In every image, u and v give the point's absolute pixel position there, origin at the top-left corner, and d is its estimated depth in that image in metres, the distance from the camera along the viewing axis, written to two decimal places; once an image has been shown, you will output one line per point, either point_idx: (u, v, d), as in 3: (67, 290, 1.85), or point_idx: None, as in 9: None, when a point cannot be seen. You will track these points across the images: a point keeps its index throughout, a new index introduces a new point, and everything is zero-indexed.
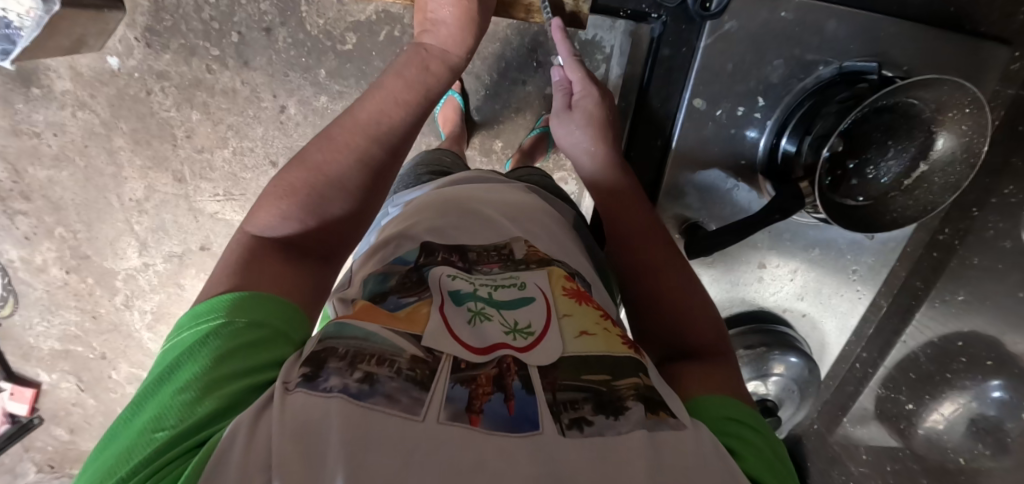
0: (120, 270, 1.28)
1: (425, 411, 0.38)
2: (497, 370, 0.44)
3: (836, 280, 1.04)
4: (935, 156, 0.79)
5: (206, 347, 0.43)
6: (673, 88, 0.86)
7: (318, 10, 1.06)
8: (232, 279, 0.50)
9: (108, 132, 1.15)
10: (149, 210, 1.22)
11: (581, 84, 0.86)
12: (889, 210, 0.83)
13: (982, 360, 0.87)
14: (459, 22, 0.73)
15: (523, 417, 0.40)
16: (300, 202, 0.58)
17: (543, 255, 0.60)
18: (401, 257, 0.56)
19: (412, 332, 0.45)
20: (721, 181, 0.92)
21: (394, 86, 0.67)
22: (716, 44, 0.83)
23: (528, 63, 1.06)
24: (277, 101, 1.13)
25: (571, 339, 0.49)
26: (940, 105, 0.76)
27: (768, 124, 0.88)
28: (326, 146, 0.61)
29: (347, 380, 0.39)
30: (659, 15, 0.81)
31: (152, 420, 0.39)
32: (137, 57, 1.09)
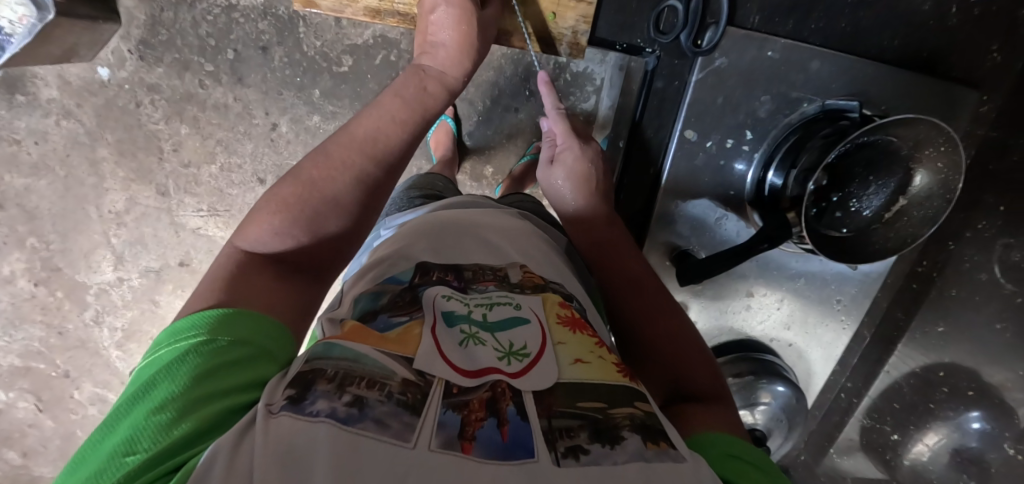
0: (92, 284, 1.24)
1: (416, 437, 0.38)
2: (490, 394, 0.44)
3: (822, 311, 1.08)
4: (914, 190, 0.82)
5: (186, 367, 0.42)
6: (665, 118, 0.93)
7: (316, 32, 1.07)
8: (220, 295, 0.49)
9: (93, 142, 1.13)
10: (128, 223, 1.19)
11: (564, 139, 0.87)
12: (873, 240, 0.85)
13: (964, 390, 0.88)
14: (459, 47, 0.74)
15: (516, 443, 0.40)
16: (294, 218, 0.58)
17: (538, 280, 0.60)
18: (395, 277, 0.55)
19: (403, 354, 0.45)
20: (708, 214, 0.96)
21: (390, 105, 0.68)
22: (710, 74, 0.89)
23: (521, 91, 1.08)
24: (268, 118, 1.13)
25: (566, 366, 0.49)
26: (917, 142, 0.79)
27: (756, 154, 0.92)
28: (322, 161, 0.61)
29: (334, 404, 0.38)
30: (653, 49, 0.89)
31: (124, 442, 0.38)
32: (129, 69, 1.08)
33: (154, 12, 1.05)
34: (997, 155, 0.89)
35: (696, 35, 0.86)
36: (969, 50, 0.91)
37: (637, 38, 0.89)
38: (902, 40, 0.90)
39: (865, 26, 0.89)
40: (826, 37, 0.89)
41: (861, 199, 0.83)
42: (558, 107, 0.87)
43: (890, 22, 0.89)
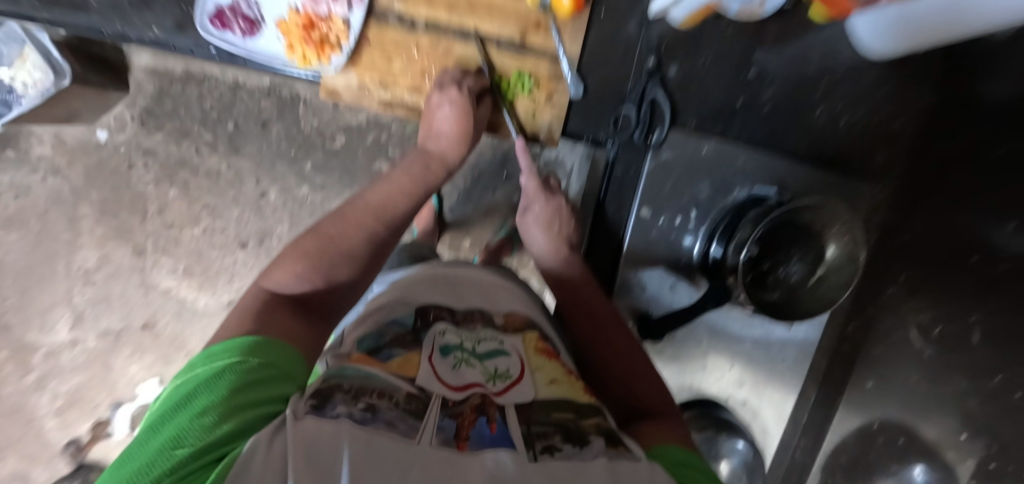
0: (43, 345, 1.19)
1: (419, 435, 0.41)
2: (479, 402, 0.48)
3: (771, 370, 1.00)
4: (828, 259, 0.77)
5: (224, 379, 0.44)
6: (625, 205, 0.86)
7: (314, 112, 1.17)
8: (243, 324, 0.53)
9: (76, 200, 1.15)
10: (96, 281, 1.18)
11: (534, 192, 0.86)
12: (800, 305, 0.78)
13: (897, 437, 0.98)
14: (459, 135, 0.75)
15: (502, 437, 0.44)
16: (312, 265, 0.63)
17: (521, 322, 0.65)
18: (397, 319, 0.59)
19: (407, 375, 0.50)
20: (661, 290, 0.88)
21: (402, 175, 0.75)
22: (660, 170, 0.83)
23: (499, 173, 1.19)
24: (258, 186, 1.18)
25: (542, 387, 0.53)
26: (822, 222, 0.74)
27: (701, 230, 0.85)
28: (338, 221, 0.68)
29: (352, 409, 0.42)
30: (613, 140, 0.83)
31: (170, 439, 0.40)
32: (128, 134, 1.14)
33: (163, 85, 1.13)
34: (890, 235, 0.99)
35: (648, 132, 0.82)
36: (878, 135, 0.94)
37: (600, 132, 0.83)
38: (807, 140, 0.89)
39: (781, 130, 0.87)
40: (755, 139, 0.87)
41: (787, 267, 0.79)
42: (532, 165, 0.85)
43: (801, 127, 0.88)
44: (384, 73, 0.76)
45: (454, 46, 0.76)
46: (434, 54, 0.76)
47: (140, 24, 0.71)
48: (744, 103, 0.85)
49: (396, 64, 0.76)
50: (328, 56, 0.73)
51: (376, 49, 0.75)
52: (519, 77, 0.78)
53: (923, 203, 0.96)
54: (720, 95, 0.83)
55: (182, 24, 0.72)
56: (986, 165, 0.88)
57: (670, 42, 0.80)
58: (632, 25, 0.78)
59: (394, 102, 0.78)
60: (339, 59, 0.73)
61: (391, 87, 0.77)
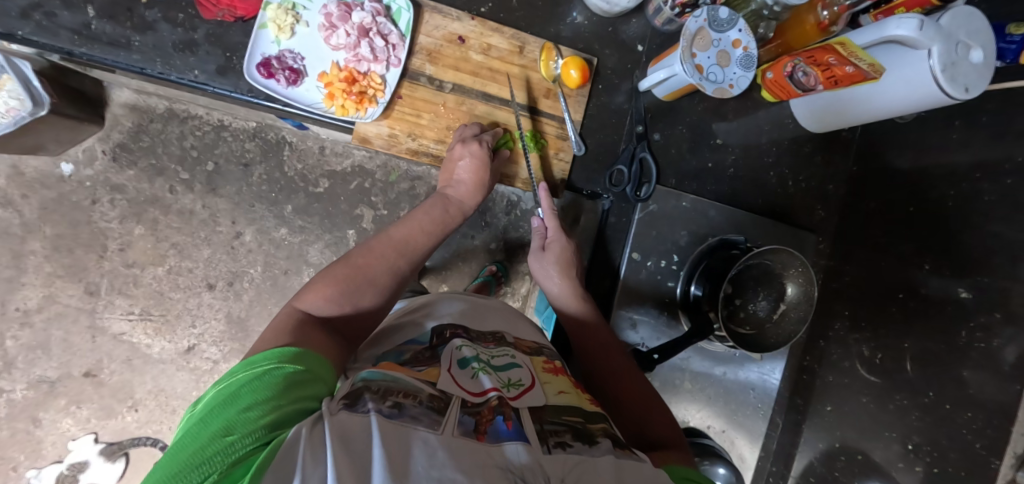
0: None
1: (443, 427, 0.44)
2: (498, 401, 0.49)
3: (740, 400, 0.96)
4: (789, 298, 0.86)
5: (268, 378, 0.45)
6: (615, 248, 0.93)
7: (299, 156, 1.19)
8: (285, 339, 0.53)
9: (25, 234, 1.07)
10: (35, 323, 1.08)
11: (554, 232, 0.86)
12: (768, 337, 0.85)
13: (854, 456, 0.86)
14: (474, 185, 0.83)
15: (519, 432, 0.45)
16: (342, 290, 0.64)
17: (531, 346, 0.66)
18: (415, 339, 0.62)
19: (428, 379, 0.51)
20: (650, 334, 0.92)
21: (421, 217, 0.79)
22: (647, 219, 0.91)
23: (478, 222, 1.26)
24: (234, 227, 1.17)
25: (552, 394, 0.55)
26: (783, 263, 0.84)
27: (682, 273, 0.92)
28: (366, 252, 0.70)
29: (380, 405, 0.44)
30: (608, 196, 0.92)
31: (225, 430, 0.40)
32: (96, 168, 1.10)
33: (142, 121, 1.12)
34: (832, 277, 0.97)
35: (637, 187, 0.90)
36: (817, 191, 1.00)
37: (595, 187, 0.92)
38: (763, 198, 0.98)
39: (742, 189, 0.97)
40: (719, 196, 0.96)
41: (755, 304, 0.86)
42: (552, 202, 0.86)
43: (759, 186, 0.98)
44: (414, 126, 0.83)
45: (477, 106, 0.85)
46: (459, 112, 0.85)
47: (182, 66, 0.74)
48: (713, 167, 0.95)
49: (425, 118, 0.84)
50: (365, 108, 0.79)
51: (407, 104, 0.82)
52: (533, 135, 0.87)
53: (852, 251, 0.95)
54: (696, 160, 0.94)
55: (224, 68, 0.75)
56: (887, 207, 0.90)
57: (655, 113, 0.91)
58: (621, 98, 0.91)
59: (420, 151, 0.85)
60: (375, 111, 0.79)
61: (418, 137, 0.85)
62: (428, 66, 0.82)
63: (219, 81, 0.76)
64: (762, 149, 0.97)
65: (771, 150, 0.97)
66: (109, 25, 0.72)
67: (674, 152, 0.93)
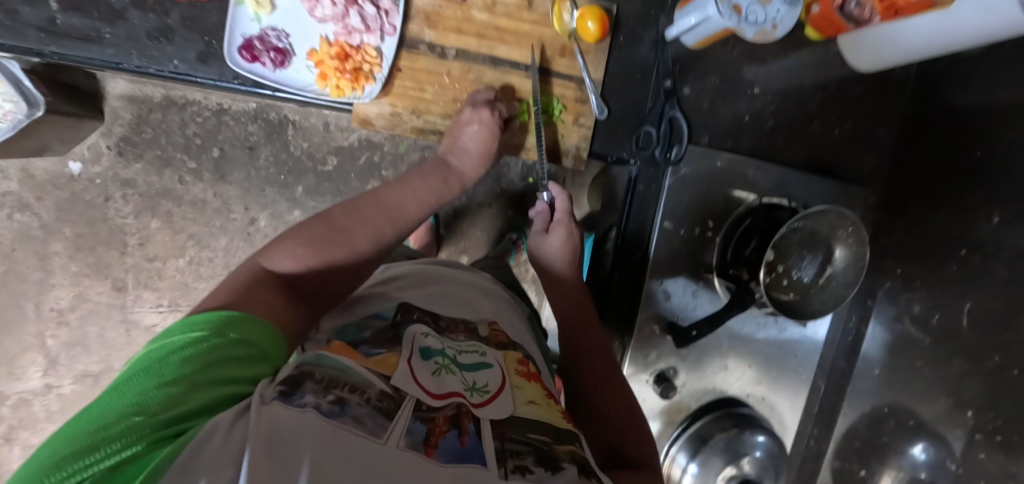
0: (12, 394, 1.10)
1: (387, 435, 0.39)
2: (454, 412, 0.45)
3: (785, 366, 0.95)
4: (834, 262, 0.83)
5: (195, 350, 0.42)
6: (647, 216, 0.86)
7: (304, 135, 1.15)
8: (236, 300, 0.50)
9: (47, 237, 1.08)
10: (71, 321, 1.11)
11: (561, 215, 0.80)
12: (811, 303, 0.84)
13: (907, 421, 0.81)
14: (481, 156, 0.74)
15: (474, 452, 0.41)
16: (314, 251, 0.59)
17: (505, 339, 0.62)
18: (378, 313, 0.59)
19: (381, 372, 0.47)
20: (685, 303, 0.88)
21: (418, 183, 0.71)
22: (677, 185, 0.84)
23: (493, 189, 1.20)
24: (247, 213, 1.15)
25: (520, 404, 0.50)
26: (830, 226, 0.81)
27: (717, 240, 0.87)
28: (350, 213, 0.65)
29: (319, 399, 0.40)
30: (635, 160, 0.83)
31: (131, 405, 0.37)
32: (104, 164, 1.08)
33: (141, 112, 1.08)
34: (884, 232, 0.90)
35: (667, 149, 0.82)
36: (867, 138, 0.91)
37: (621, 152, 0.82)
38: (806, 152, 0.90)
39: (781, 145, 0.89)
40: (755, 152, 0.88)
41: (799, 269, 0.84)
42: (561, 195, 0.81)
43: (801, 138, 0.89)
44: (417, 101, 0.77)
45: (485, 72, 0.78)
46: (466, 81, 0.77)
47: (159, 56, 0.69)
48: (750, 120, 0.86)
49: (429, 91, 0.77)
50: (363, 86, 0.74)
51: (408, 77, 0.76)
52: (548, 101, 0.79)
53: (906, 203, 0.87)
54: (730, 112, 0.85)
55: (205, 55, 0.70)
56: (944, 154, 0.82)
57: (684, 64, 0.82)
58: (644, 49, 0.81)
59: (427, 128, 0.79)
60: (373, 88, 0.74)
61: (422, 114, 0.78)
62: (427, 31, 0.75)
63: (202, 70, 0.70)
64: (806, 94, 0.87)
65: (814, 98, 0.87)
66: (76, 18, 0.66)
67: (707, 106, 0.84)
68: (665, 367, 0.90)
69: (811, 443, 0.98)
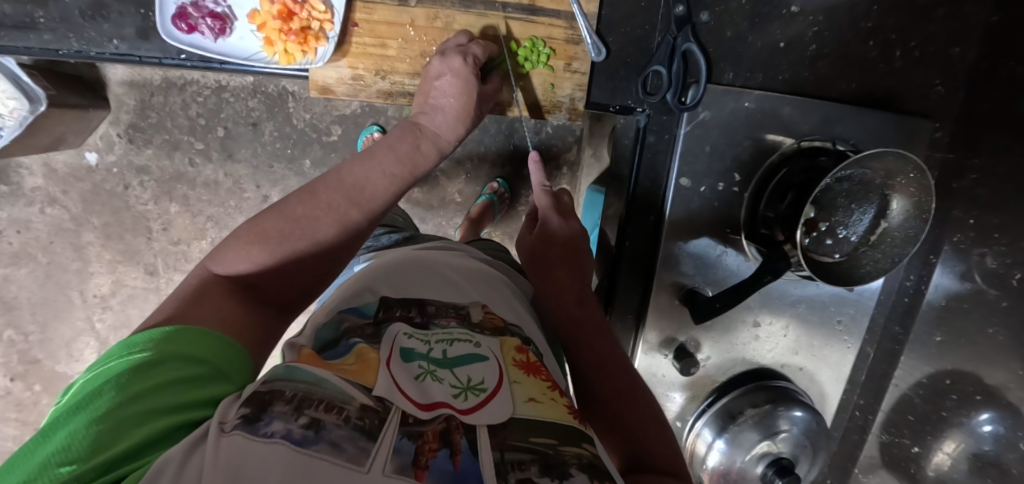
0: (74, 374, 1.19)
1: (370, 462, 0.33)
2: (444, 426, 0.38)
3: (827, 332, 0.85)
4: (892, 215, 0.71)
5: (131, 377, 0.37)
6: (660, 168, 0.76)
7: (305, 106, 1.10)
8: (177, 312, 0.45)
9: (78, 228, 1.12)
10: (113, 306, 1.17)
11: (545, 209, 0.71)
12: (860, 263, 0.73)
13: (971, 394, 0.72)
14: (457, 113, 0.69)
15: (470, 472, 0.35)
16: (271, 248, 0.54)
17: (499, 322, 0.54)
18: (359, 309, 0.51)
19: (362, 382, 0.39)
20: (707, 267, 0.79)
21: (383, 156, 0.64)
22: (697, 132, 0.74)
23: (506, 147, 1.12)
24: (260, 191, 1.13)
25: (520, 403, 0.43)
26: (887, 172, 0.69)
27: (745, 196, 0.76)
28: (307, 200, 0.58)
29: (290, 425, 0.33)
30: (642, 109, 0.74)
31: (58, 451, 0.32)
32: (117, 153, 1.09)
33: (144, 97, 1.07)
34: (955, 175, 0.76)
35: (681, 92, 0.71)
36: (937, 58, 0.75)
37: (626, 99, 0.75)
38: (857, 81, 0.76)
39: (825, 74, 0.75)
40: (793, 86, 0.75)
41: (846, 226, 0.72)
42: (545, 185, 0.72)
43: (851, 64, 0.75)
44: (381, 61, 0.72)
45: (455, 18, 0.72)
46: (433, 29, 0.72)
47: (97, 37, 0.67)
48: (786, 45, 0.73)
49: (392, 47, 0.72)
50: (313, 48, 0.69)
51: (366, 32, 0.71)
52: (534, 45, 0.73)
53: (981, 137, 0.73)
54: (761, 40, 0.73)
55: (144, 30, 0.68)
56: None
57: None
58: None
59: (395, 91, 0.74)
60: (326, 49, 0.69)
61: (389, 75, 0.73)
62: None
63: (143, 47, 0.68)
64: (860, 8, 0.72)
65: (869, 12, 0.72)
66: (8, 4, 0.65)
67: (730, 35, 0.72)
68: (686, 340, 0.83)
69: (857, 414, 0.91)
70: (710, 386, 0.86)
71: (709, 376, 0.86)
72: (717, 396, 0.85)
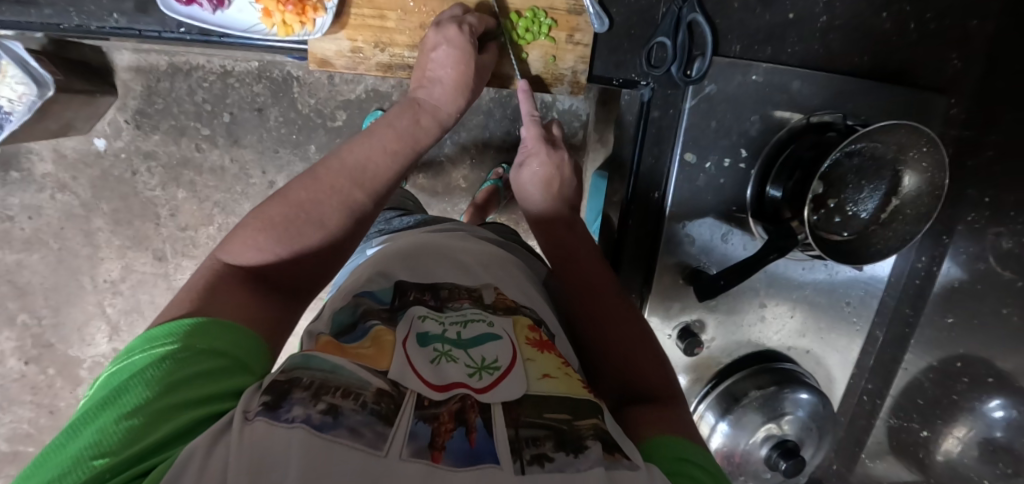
0: (86, 358, 1.21)
1: (388, 444, 0.32)
2: (459, 406, 0.38)
3: (835, 314, 0.84)
4: (904, 191, 0.70)
5: (158, 372, 0.37)
6: (665, 146, 0.75)
7: (309, 91, 1.09)
8: (192, 305, 0.45)
9: (88, 213, 1.13)
10: (124, 291, 1.18)
11: (535, 144, 0.71)
12: (871, 242, 0.71)
13: (983, 377, 0.71)
14: (455, 84, 0.67)
15: (486, 451, 0.34)
16: (280, 235, 0.53)
17: (511, 303, 0.52)
18: (375, 295, 0.49)
19: (376, 367, 0.39)
20: (713, 248, 0.78)
21: (384, 136, 0.63)
22: (703, 107, 0.73)
23: (510, 131, 1.11)
24: (265, 177, 1.13)
25: (534, 380, 0.42)
26: (899, 146, 0.67)
27: (753, 173, 0.75)
28: (310, 184, 0.57)
29: (309, 410, 0.33)
30: (647, 82, 0.72)
31: (90, 446, 0.33)
32: (125, 139, 1.10)
33: (150, 83, 1.07)
34: (970, 152, 0.74)
35: (686, 65, 0.71)
36: (955, 31, 0.72)
37: (630, 72, 0.72)
38: (870, 54, 0.73)
39: (837, 48, 0.73)
40: (804, 61, 0.73)
41: (856, 203, 0.70)
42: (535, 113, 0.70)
43: (865, 37, 0.72)
44: (379, 34, 0.71)
45: None
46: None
47: (97, 11, 0.67)
48: (796, 18, 0.71)
49: (391, 18, 0.71)
50: (311, 19, 0.69)
51: (365, 4, 0.70)
52: (536, 16, 0.70)
53: (1000, 114, 0.71)
54: (770, 12, 0.71)
55: (142, 4, 0.68)
56: None
57: None
58: None
59: (395, 64, 0.73)
60: (324, 20, 0.69)
61: (388, 47, 0.73)
62: None
63: (142, 21, 0.69)
64: None
65: None
66: None
67: (737, 6, 0.70)
68: (691, 320, 0.82)
69: (864, 399, 0.89)
70: (715, 368, 0.85)
71: (713, 358, 0.85)
72: (721, 378, 0.85)
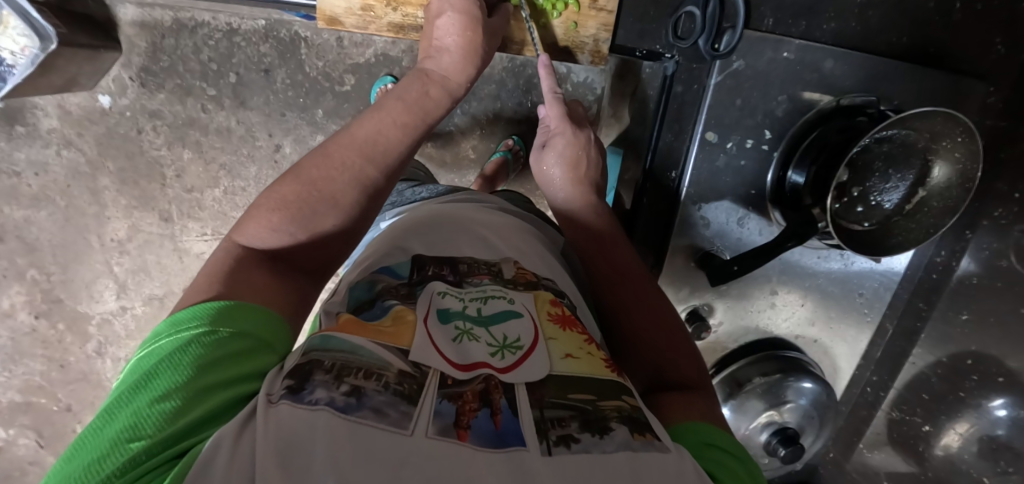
0: (95, 314, 1.23)
1: (413, 424, 0.32)
2: (483, 386, 0.37)
3: (847, 304, 0.83)
4: (933, 182, 0.68)
5: (187, 355, 0.37)
6: (685, 124, 0.72)
7: (317, 53, 1.06)
8: (211, 289, 0.44)
9: (94, 172, 1.12)
10: (131, 250, 1.18)
11: (557, 124, 0.68)
12: (891, 233, 0.70)
13: (993, 376, 0.70)
14: (463, 53, 0.64)
15: (511, 432, 0.34)
16: (295, 216, 0.51)
17: (532, 277, 0.51)
18: (391, 268, 0.48)
19: (397, 345, 0.38)
20: (727, 232, 0.76)
21: (394, 107, 0.60)
22: (729, 83, 0.70)
23: (523, 103, 1.08)
24: (272, 140, 1.11)
25: (557, 360, 0.41)
26: (933, 134, 0.64)
27: (775, 155, 0.73)
28: (322, 161, 0.54)
29: (333, 393, 0.33)
30: (671, 55, 0.69)
31: (126, 428, 0.33)
32: (130, 96, 1.08)
33: (155, 39, 1.04)
34: (1005, 145, 0.71)
35: (714, 38, 0.67)
36: (1001, 13, 0.68)
37: (654, 43, 0.69)
38: (908, 34, 0.69)
39: (875, 25, 0.69)
40: (838, 38, 0.69)
41: (880, 193, 0.68)
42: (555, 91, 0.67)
43: (904, 16, 0.68)
44: None
45: None
46: None
47: None
48: None
49: None
50: None
51: None
52: None
53: None
54: None
55: None
56: None
57: None
58: None
59: (407, 24, 0.70)
60: None
61: (401, 7, 0.70)
62: None
63: None
64: None
65: None
66: None
67: None
68: (700, 304, 0.82)
69: (867, 390, 0.88)
70: (722, 350, 0.86)
71: (720, 341, 0.85)
72: (728, 363, 0.85)
